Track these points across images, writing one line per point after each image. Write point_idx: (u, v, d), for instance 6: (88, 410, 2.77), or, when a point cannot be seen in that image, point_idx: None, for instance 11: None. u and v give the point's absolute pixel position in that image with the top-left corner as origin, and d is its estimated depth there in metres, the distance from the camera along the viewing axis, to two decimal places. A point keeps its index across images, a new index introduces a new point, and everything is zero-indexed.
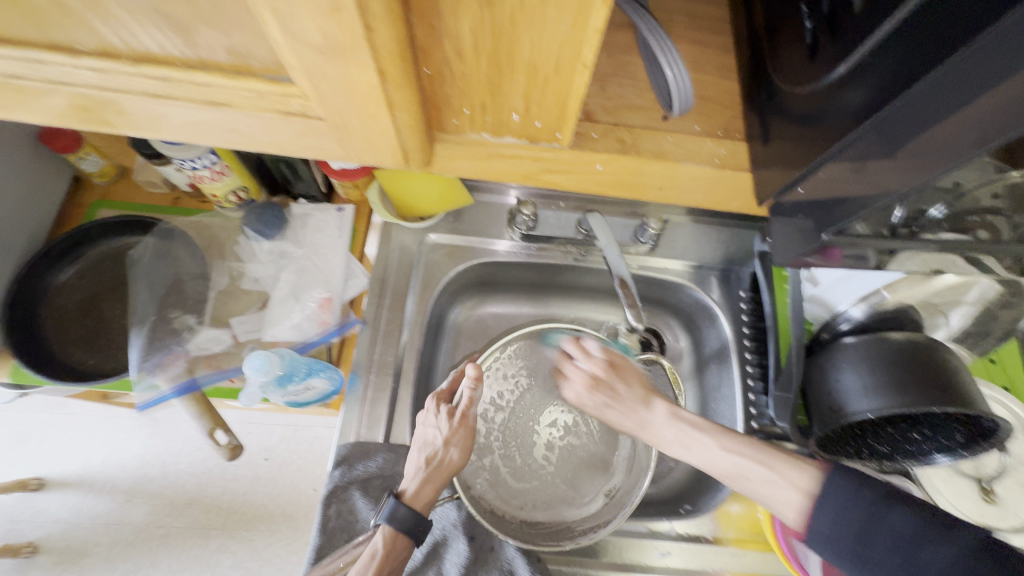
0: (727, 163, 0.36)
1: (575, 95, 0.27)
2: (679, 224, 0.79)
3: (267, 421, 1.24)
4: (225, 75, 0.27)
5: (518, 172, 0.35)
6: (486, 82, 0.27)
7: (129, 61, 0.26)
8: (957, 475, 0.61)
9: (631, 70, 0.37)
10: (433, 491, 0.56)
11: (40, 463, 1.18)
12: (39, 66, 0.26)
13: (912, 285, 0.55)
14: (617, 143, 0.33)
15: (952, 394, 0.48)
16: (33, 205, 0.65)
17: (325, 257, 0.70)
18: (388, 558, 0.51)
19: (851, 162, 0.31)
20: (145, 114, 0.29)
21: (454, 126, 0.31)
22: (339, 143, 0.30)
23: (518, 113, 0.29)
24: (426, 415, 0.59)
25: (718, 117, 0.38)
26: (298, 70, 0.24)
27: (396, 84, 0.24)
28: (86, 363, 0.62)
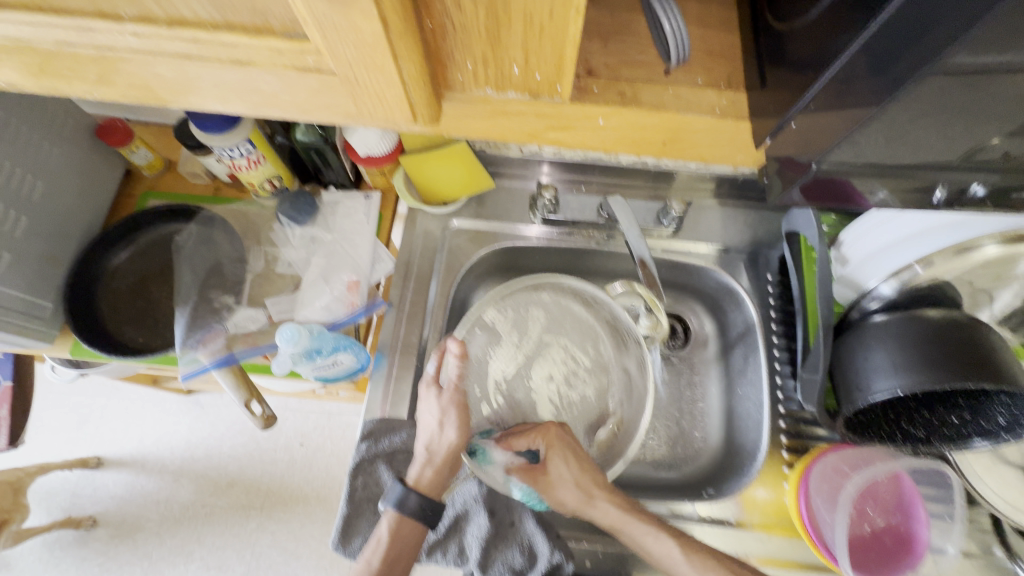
0: (727, 113, 0.38)
1: (571, 44, 0.28)
2: (704, 207, 0.77)
3: (302, 408, 1.31)
4: (247, 34, 0.29)
5: (523, 132, 0.36)
6: (485, 36, 0.28)
7: (164, 25, 0.29)
8: (999, 463, 0.59)
9: (632, 28, 0.38)
10: (441, 472, 0.57)
11: (99, 443, 1.26)
12: (90, 34, 0.29)
13: (950, 261, 0.50)
14: (618, 96, 0.35)
15: (991, 370, 0.46)
16: (90, 192, 0.71)
17: (353, 242, 0.73)
18: (393, 542, 0.54)
19: (842, 81, 0.33)
20: (180, 78, 0.32)
21: (459, 84, 0.33)
22: (351, 99, 0.32)
23: (519, 67, 0.30)
24: (419, 403, 0.59)
25: (717, 68, 0.39)
26: (309, 23, 0.26)
27: (397, 32, 0.26)
28: (136, 340, 0.67)
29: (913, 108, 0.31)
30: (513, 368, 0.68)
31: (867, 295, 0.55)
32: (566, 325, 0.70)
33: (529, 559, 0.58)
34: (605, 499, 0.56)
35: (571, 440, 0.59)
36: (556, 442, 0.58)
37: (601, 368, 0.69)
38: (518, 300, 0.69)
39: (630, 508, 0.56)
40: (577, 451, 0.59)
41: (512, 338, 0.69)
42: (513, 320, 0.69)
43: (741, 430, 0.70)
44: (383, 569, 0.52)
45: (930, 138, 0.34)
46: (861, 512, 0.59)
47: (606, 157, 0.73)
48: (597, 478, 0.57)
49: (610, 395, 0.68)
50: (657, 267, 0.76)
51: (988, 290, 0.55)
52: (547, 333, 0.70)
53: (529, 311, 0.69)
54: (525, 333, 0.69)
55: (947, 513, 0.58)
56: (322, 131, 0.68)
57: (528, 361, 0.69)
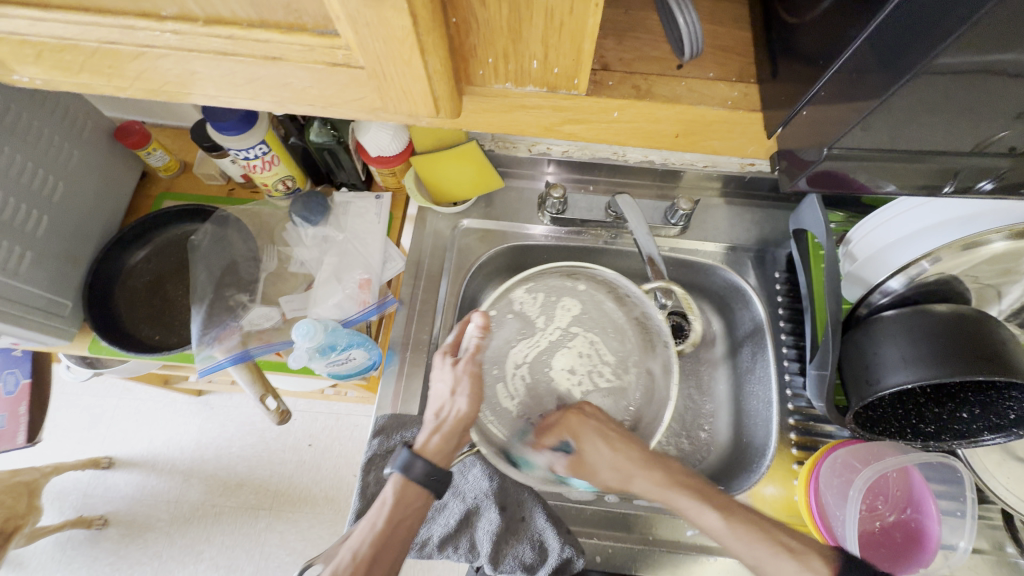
0: (739, 105, 0.39)
1: (589, 39, 0.29)
2: (711, 206, 0.78)
3: (311, 409, 1.32)
4: (281, 31, 0.30)
5: (539, 125, 0.37)
6: (507, 31, 0.29)
7: (202, 23, 0.30)
8: (1010, 459, 0.59)
9: (648, 26, 0.40)
10: (449, 442, 0.56)
11: (110, 443, 1.28)
12: (130, 31, 0.30)
13: (956, 257, 0.51)
14: (633, 91, 0.36)
15: (1000, 363, 0.47)
16: (109, 192, 0.72)
17: (364, 242, 0.74)
18: (397, 506, 0.52)
19: (848, 73, 0.34)
20: (214, 74, 0.33)
21: (480, 79, 0.34)
22: (377, 94, 0.33)
23: (538, 62, 0.31)
24: (433, 372, 0.60)
25: (730, 63, 0.40)
26: (343, 20, 0.27)
27: (426, 26, 0.27)
28: (152, 338, 0.68)
29: (928, 98, 0.31)
30: (535, 352, 0.69)
31: (877, 291, 0.54)
32: (594, 319, 0.70)
33: (540, 554, 0.59)
34: (643, 474, 0.56)
35: (595, 422, 0.60)
36: (580, 427, 0.59)
37: (625, 367, 0.69)
38: (550, 286, 0.69)
39: (679, 482, 0.55)
40: (607, 433, 0.59)
41: (541, 326, 0.70)
42: (541, 307, 0.69)
43: (750, 428, 0.70)
44: (387, 531, 0.51)
45: (942, 131, 0.34)
46: (870, 508, 0.60)
47: (614, 156, 0.75)
48: (632, 454, 0.57)
49: (626, 400, 0.68)
50: (665, 266, 0.77)
51: (994, 286, 0.56)
52: (574, 324, 0.70)
53: (555, 298, 0.69)
54: (551, 320, 0.70)
55: (959, 510, 0.56)
56: (335, 132, 0.70)
57: (549, 349, 0.69)
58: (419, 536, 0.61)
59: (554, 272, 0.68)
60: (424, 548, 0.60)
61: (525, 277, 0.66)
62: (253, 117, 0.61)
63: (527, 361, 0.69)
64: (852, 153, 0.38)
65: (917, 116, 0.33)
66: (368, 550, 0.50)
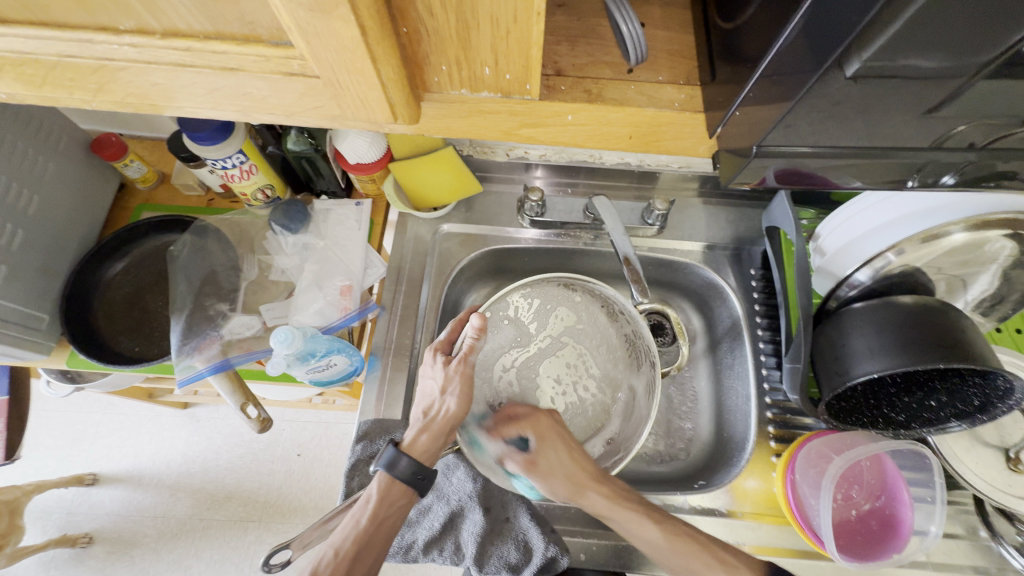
0: (685, 107, 0.40)
1: (535, 45, 0.30)
2: (686, 206, 0.79)
3: (299, 419, 1.31)
4: (236, 42, 0.30)
5: (499, 129, 0.38)
6: (456, 38, 0.30)
7: (159, 36, 0.30)
8: (979, 445, 0.60)
9: (599, 33, 0.41)
10: (434, 441, 0.57)
11: (94, 460, 1.26)
12: (88, 45, 0.31)
13: (919, 249, 0.52)
14: (584, 94, 0.38)
15: (960, 350, 0.48)
16: (84, 205, 0.72)
17: (345, 248, 0.75)
18: (382, 503, 0.52)
19: (769, 77, 0.35)
20: (175, 85, 0.33)
21: (437, 85, 0.35)
22: (335, 101, 0.34)
23: (490, 67, 0.33)
24: (425, 367, 0.62)
25: (679, 67, 0.42)
26: (293, 31, 0.27)
27: (376, 36, 0.28)
28: (132, 349, 0.68)
29: (863, 99, 0.33)
30: (524, 357, 0.71)
31: (844, 284, 0.56)
32: (586, 332, 0.72)
33: (524, 554, 0.59)
34: (593, 487, 0.56)
35: (561, 431, 0.60)
36: (547, 431, 0.60)
37: (611, 383, 0.70)
38: (547, 296, 0.71)
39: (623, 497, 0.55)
40: (566, 442, 0.59)
41: (534, 335, 0.72)
42: (534, 315, 0.72)
43: (730, 423, 0.71)
44: (371, 529, 0.51)
45: (883, 125, 0.36)
46: (845, 497, 0.61)
47: (590, 159, 0.77)
48: (588, 468, 0.57)
49: (611, 414, 0.68)
50: (644, 266, 0.78)
51: (960, 275, 0.58)
52: (564, 334, 0.72)
53: (551, 306, 0.71)
54: (543, 327, 0.72)
55: (929, 496, 0.58)
56: (313, 141, 0.70)
57: (538, 357, 0.72)
58: (404, 539, 0.61)
59: (552, 282, 0.69)
60: (409, 552, 0.60)
61: (522, 282, 0.67)
62: (230, 127, 0.62)
63: (518, 366, 0.71)
64: (803, 154, 0.39)
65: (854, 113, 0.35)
66: (351, 546, 0.50)
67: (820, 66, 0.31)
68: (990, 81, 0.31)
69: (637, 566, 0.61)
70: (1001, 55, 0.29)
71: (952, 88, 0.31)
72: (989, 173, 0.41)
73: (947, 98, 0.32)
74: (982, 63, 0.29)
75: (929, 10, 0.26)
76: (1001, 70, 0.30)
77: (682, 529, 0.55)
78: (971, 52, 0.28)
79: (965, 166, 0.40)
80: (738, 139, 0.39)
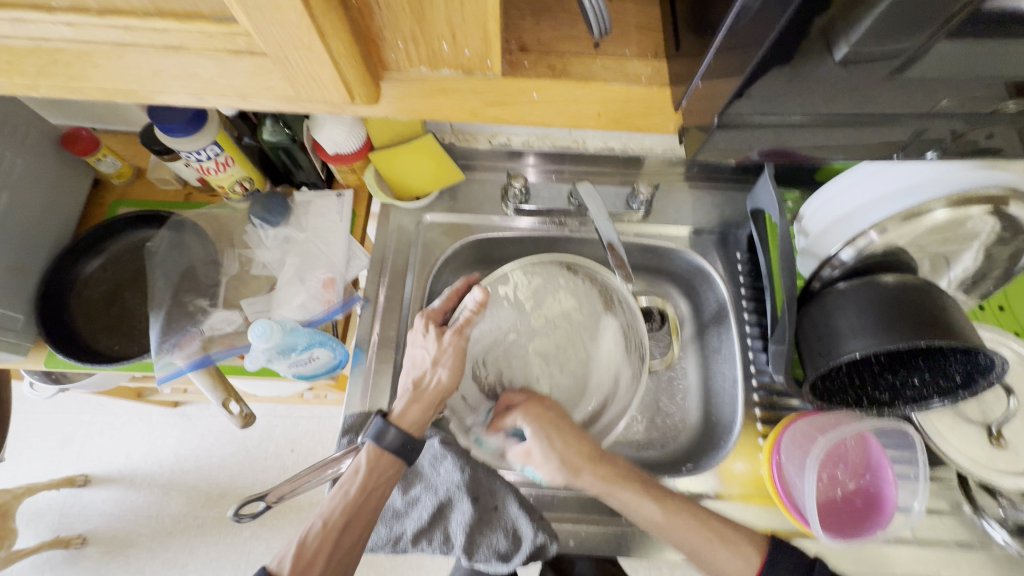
0: (652, 81, 0.40)
1: (491, 18, 0.29)
2: (672, 190, 0.79)
3: (292, 415, 1.31)
4: (178, 19, 0.29)
5: (464, 110, 0.38)
6: (409, 12, 0.29)
7: (97, 13, 0.29)
8: (962, 421, 0.60)
9: (565, 7, 0.41)
10: (423, 412, 0.58)
11: (85, 461, 1.25)
12: (23, 25, 0.30)
13: (902, 227, 0.52)
14: (549, 70, 0.38)
15: (941, 327, 0.48)
16: (57, 201, 0.70)
17: (327, 240, 0.74)
18: (371, 473, 0.54)
19: (729, 42, 0.34)
20: (120, 67, 0.32)
21: (395, 63, 0.35)
22: (287, 81, 0.33)
23: (447, 43, 0.32)
24: (416, 337, 0.61)
25: (647, 41, 0.41)
26: (233, 4, 0.26)
27: (321, 8, 0.27)
28: (111, 348, 0.67)
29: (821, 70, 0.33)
30: (516, 334, 0.70)
31: (828, 263, 0.56)
32: (582, 320, 0.71)
33: (514, 542, 0.59)
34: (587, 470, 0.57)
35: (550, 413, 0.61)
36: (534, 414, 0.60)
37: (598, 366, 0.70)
38: (547, 275, 0.71)
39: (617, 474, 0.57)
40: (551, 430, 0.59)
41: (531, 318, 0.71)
42: (530, 293, 0.71)
43: (717, 406, 0.71)
44: (360, 498, 0.52)
45: (852, 93, 0.35)
46: (830, 476, 0.61)
47: (574, 144, 0.76)
48: (580, 450, 0.58)
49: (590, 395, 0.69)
50: (630, 252, 0.77)
51: (943, 253, 0.57)
52: (560, 316, 0.71)
53: (549, 289, 0.71)
54: (540, 307, 0.71)
55: (913, 473, 0.59)
56: (289, 130, 0.68)
57: (529, 335, 0.70)
58: (392, 530, 0.60)
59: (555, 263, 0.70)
60: (398, 544, 0.60)
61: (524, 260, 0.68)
62: (202, 118, 0.60)
63: (503, 338, 0.70)
64: (786, 125, 0.39)
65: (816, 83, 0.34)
66: (340, 516, 0.52)
67: (778, 23, 0.30)
68: (949, 42, 0.31)
69: (627, 550, 0.61)
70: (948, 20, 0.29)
71: (915, 48, 0.31)
72: (971, 147, 0.41)
73: (907, 61, 0.32)
74: (935, 29, 0.29)
75: None
76: (960, 28, 0.30)
77: (683, 505, 0.55)
78: (926, 19, 0.28)
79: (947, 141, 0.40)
80: (707, 113, 0.39)
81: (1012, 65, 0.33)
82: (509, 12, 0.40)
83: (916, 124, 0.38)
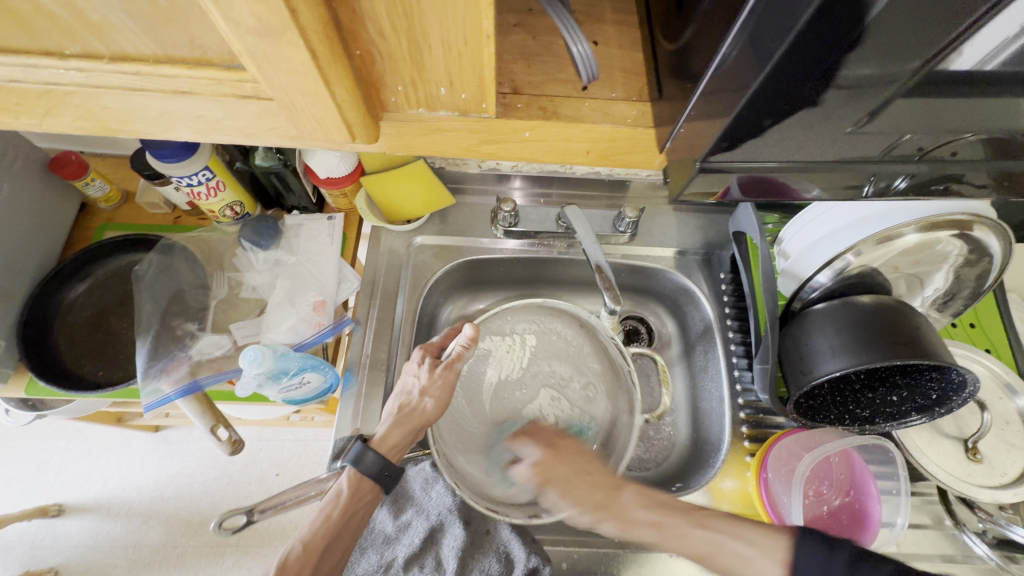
0: (637, 123, 0.42)
1: (487, 66, 0.31)
2: (656, 213, 0.81)
3: (277, 437, 1.29)
4: (187, 66, 0.30)
5: (460, 146, 0.39)
6: (410, 61, 0.31)
7: (107, 60, 0.30)
8: (940, 437, 0.62)
9: (554, 50, 0.43)
10: (403, 437, 0.57)
11: (59, 490, 1.21)
12: (32, 70, 0.30)
13: (875, 249, 0.55)
14: (540, 112, 0.39)
15: (913, 346, 0.50)
16: (43, 227, 0.70)
17: (317, 263, 0.74)
18: (351, 499, 0.52)
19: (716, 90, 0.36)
20: (124, 108, 0.33)
21: (395, 105, 0.36)
22: (291, 122, 0.34)
23: (445, 88, 0.34)
24: (410, 365, 0.61)
25: (631, 83, 0.44)
26: (244, 56, 0.28)
27: (328, 61, 0.28)
28: (95, 374, 0.65)
29: (801, 106, 0.34)
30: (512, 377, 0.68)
31: (808, 284, 0.57)
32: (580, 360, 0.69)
33: (506, 567, 0.58)
34: (586, 497, 0.53)
35: (574, 452, 0.57)
36: (555, 455, 0.56)
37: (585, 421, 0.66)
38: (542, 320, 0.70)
39: (654, 498, 0.53)
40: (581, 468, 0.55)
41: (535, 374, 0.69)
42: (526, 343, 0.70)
43: (706, 425, 0.72)
44: (342, 522, 0.51)
45: (823, 137, 0.37)
46: (817, 494, 0.63)
47: (562, 169, 0.78)
48: (603, 481, 0.54)
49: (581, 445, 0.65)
50: (618, 273, 0.78)
51: (916, 274, 0.60)
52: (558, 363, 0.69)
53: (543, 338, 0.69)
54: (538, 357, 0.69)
55: (896, 489, 0.60)
56: (282, 156, 0.69)
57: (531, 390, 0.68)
58: (383, 557, 0.59)
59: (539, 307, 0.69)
60: (389, 572, 0.59)
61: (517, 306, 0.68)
62: (194, 145, 0.61)
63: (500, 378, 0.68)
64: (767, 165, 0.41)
65: (795, 128, 0.36)
66: (320, 540, 0.50)
67: (757, 76, 0.32)
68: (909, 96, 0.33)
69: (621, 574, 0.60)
70: (919, 67, 0.31)
71: (887, 96, 0.33)
72: (940, 176, 0.42)
73: (880, 106, 0.34)
74: (916, 67, 0.31)
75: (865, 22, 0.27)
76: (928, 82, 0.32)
77: (694, 528, 0.51)
78: (909, 55, 0.30)
79: (916, 167, 0.41)
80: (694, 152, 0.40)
81: (969, 108, 0.35)
82: (501, 55, 0.42)
83: (887, 161, 0.40)
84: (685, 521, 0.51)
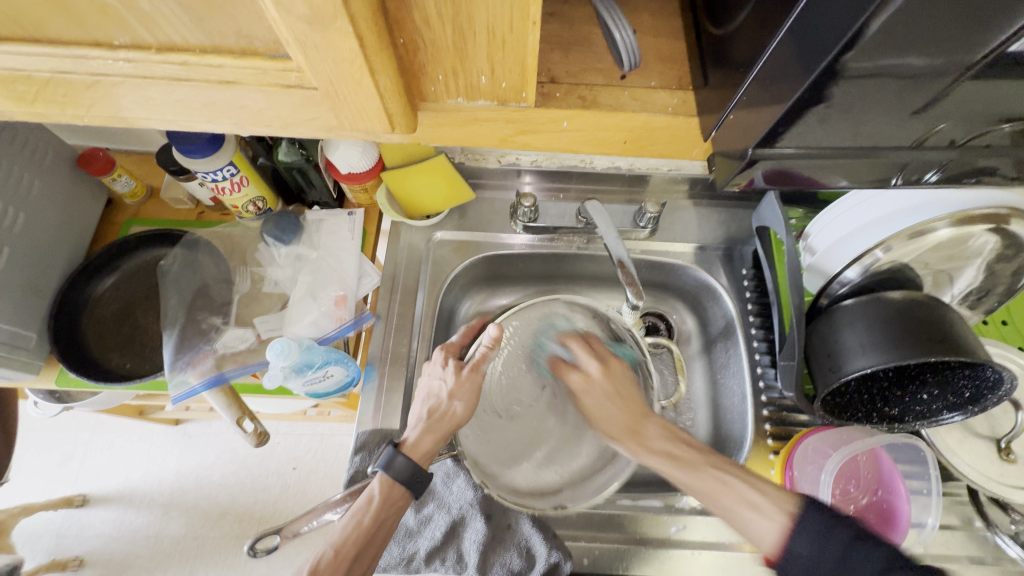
0: (678, 112, 0.41)
1: (530, 54, 0.31)
2: (677, 209, 0.80)
3: (294, 431, 1.30)
4: (234, 56, 0.31)
5: (495, 137, 0.39)
6: (453, 49, 0.31)
7: (155, 51, 0.31)
8: (971, 436, 0.61)
9: (590, 40, 0.43)
10: (433, 442, 0.57)
11: (83, 480, 1.23)
12: (83, 61, 0.31)
13: (907, 244, 0.54)
14: (579, 101, 0.39)
15: (947, 343, 0.49)
16: (73, 220, 0.71)
17: (338, 258, 0.74)
18: (383, 504, 0.52)
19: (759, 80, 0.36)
20: (166, 98, 0.33)
21: (433, 95, 0.36)
22: (332, 113, 0.34)
23: (486, 77, 0.34)
24: (434, 368, 0.61)
25: (669, 72, 0.43)
26: (292, 44, 0.28)
27: (374, 49, 0.28)
28: (123, 366, 0.67)
29: (847, 96, 0.33)
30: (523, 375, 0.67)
31: (836, 279, 0.56)
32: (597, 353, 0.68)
33: (527, 561, 0.58)
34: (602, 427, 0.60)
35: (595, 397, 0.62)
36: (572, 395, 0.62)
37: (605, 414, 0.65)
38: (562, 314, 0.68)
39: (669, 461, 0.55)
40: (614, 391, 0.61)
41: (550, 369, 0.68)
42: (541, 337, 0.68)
43: (726, 423, 0.71)
44: (372, 529, 0.50)
45: (863, 128, 0.37)
46: (844, 492, 0.62)
47: (582, 163, 0.78)
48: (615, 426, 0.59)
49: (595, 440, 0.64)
50: (639, 268, 0.78)
51: (946, 270, 0.59)
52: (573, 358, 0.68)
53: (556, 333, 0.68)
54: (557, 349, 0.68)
55: (926, 488, 0.59)
56: (305, 151, 0.70)
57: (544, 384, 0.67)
58: (406, 549, 0.59)
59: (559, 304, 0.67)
60: (411, 564, 0.59)
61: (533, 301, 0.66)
62: (219, 140, 0.61)
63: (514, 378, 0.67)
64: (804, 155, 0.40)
65: (836, 118, 0.36)
66: (352, 547, 0.49)
67: (814, 65, 0.31)
68: (974, 81, 0.32)
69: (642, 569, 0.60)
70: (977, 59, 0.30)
71: (943, 85, 0.32)
72: (968, 169, 0.41)
73: (934, 98, 0.33)
74: (974, 56, 0.30)
75: (920, 6, 0.26)
76: (984, 70, 0.31)
77: (706, 482, 0.52)
78: (965, 43, 0.29)
79: (948, 161, 0.40)
80: (729, 142, 0.40)
81: (1017, 97, 0.34)
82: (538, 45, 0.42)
83: (928, 152, 0.39)
84: (682, 481, 0.54)
